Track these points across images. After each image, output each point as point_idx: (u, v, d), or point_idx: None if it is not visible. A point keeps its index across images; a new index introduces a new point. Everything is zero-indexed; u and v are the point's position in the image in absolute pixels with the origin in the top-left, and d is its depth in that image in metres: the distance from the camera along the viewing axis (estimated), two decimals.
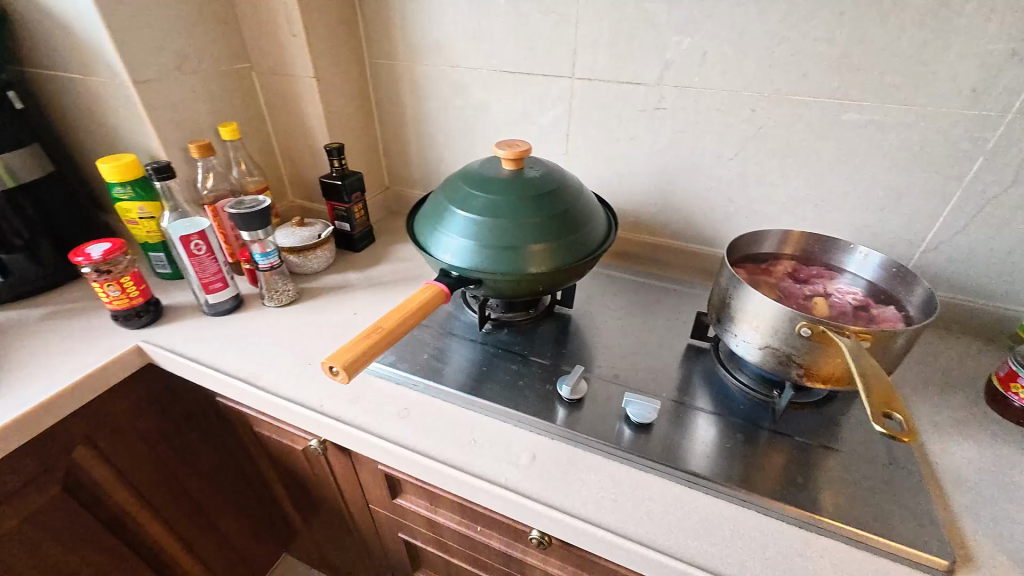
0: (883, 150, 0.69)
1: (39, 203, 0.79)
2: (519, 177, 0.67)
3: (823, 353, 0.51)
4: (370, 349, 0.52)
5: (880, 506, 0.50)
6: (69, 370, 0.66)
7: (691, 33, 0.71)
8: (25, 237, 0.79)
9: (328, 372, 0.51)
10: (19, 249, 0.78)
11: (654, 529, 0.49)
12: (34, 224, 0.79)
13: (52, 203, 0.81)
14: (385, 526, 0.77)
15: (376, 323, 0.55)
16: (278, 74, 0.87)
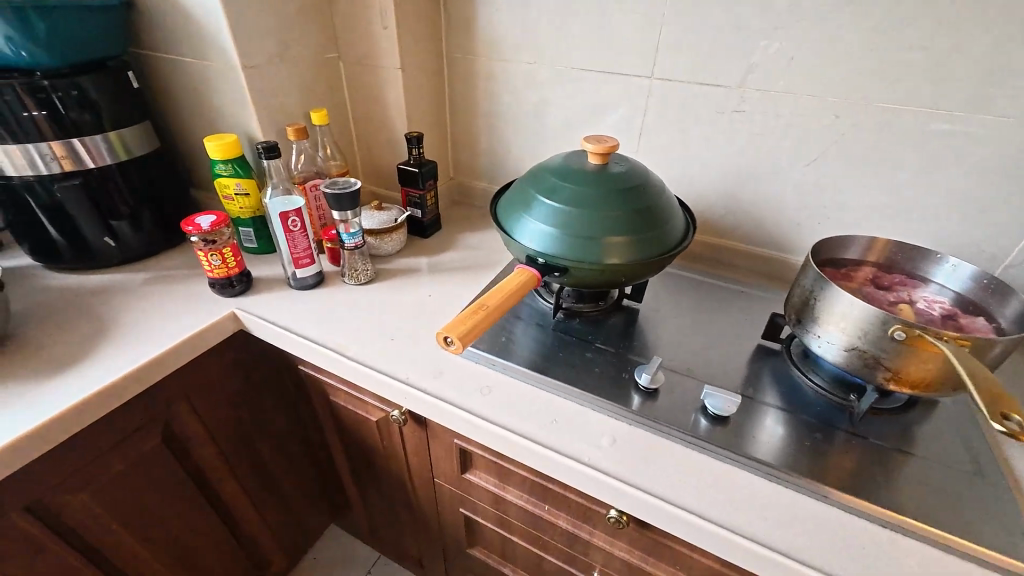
0: (974, 161, 0.68)
1: (144, 175, 0.86)
2: (604, 172, 0.68)
3: (914, 357, 0.52)
4: (478, 322, 0.58)
5: (967, 514, 0.51)
6: (176, 330, 0.72)
7: (779, 37, 0.72)
8: (130, 206, 0.85)
9: (442, 342, 0.57)
10: (125, 216, 0.84)
11: (738, 516, 0.51)
12: (140, 194, 0.86)
13: (156, 177, 0.88)
14: (447, 500, 0.81)
15: (481, 300, 0.60)
16: (365, 63, 0.92)
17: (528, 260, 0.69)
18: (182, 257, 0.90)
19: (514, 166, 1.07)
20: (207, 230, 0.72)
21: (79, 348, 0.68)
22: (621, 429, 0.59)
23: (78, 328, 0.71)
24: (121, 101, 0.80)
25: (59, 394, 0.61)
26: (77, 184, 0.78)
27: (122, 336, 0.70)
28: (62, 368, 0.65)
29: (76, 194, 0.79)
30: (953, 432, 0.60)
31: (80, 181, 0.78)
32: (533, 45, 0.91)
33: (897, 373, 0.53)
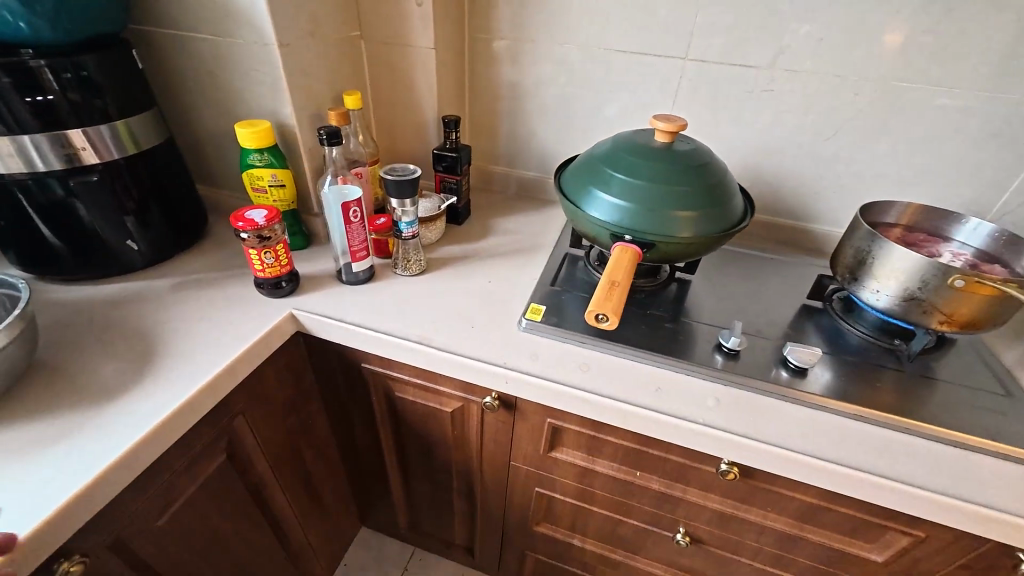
0: (968, 132, 0.79)
1: (153, 168, 0.75)
2: (671, 149, 0.71)
3: (966, 301, 0.62)
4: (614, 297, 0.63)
5: (1011, 428, 0.61)
6: (238, 336, 0.66)
7: (809, 20, 0.78)
8: (138, 202, 0.74)
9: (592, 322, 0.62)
10: (135, 215, 0.74)
11: (840, 452, 0.58)
12: (150, 189, 0.75)
13: (167, 171, 0.78)
14: (521, 482, 0.82)
15: (610, 277, 0.65)
16: (391, 43, 0.87)
17: (614, 238, 0.72)
18: (205, 258, 0.82)
19: (537, 149, 1.07)
20: (264, 226, 0.66)
21: (131, 367, 0.60)
22: (716, 388, 0.64)
23: (119, 346, 0.63)
24: (128, 85, 0.70)
25: (131, 419, 0.54)
26: (81, 181, 0.68)
27: (177, 349, 0.63)
28: (121, 390, 0.57)
29: (84, 192, 0.68)
30: (975, 364, 0.71)
31: (93, 177, 0.68)
32: (564, 26, 0.91)
33: (948, 314, 0.64)
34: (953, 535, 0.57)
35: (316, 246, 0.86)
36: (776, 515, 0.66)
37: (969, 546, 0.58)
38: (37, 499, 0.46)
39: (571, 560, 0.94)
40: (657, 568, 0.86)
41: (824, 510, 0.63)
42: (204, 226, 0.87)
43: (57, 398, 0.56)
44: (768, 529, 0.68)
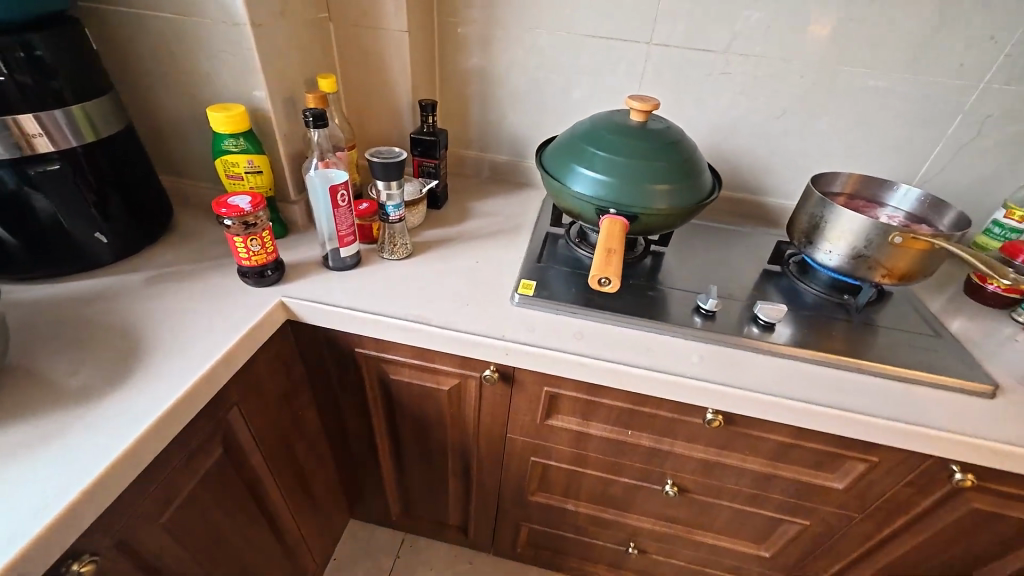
0: (894, 110, 0.90)
1: (115, 158, 0.70)
2: (645, 127, 0.76)
3: (901, 255, 0.72)
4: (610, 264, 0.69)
5: (942, 362, 0.71)
6: (230, 326, 0.64)
7: (761, 8, 0.85)
8: (99, 196, 0.68)
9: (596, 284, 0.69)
10: (97, 209, 0.69)
11: (809, 392, 0.65)
12: (113, 178, 0.70)
13: (131, 160, 0.73)
14: (517, 453, 0.86)
15: (606, 244, 0.70)
16: (362, 26, 0.85)
17: (600, 213, 0.76)
18: (177, 251, 0.78)
19: (509, 134, 1.09)
20: (250, 213, 0.64)
21: (118, 363, 0.57)
22: (698, 346, 0.70)
23: (99, 344, 0.60)
24: (83, 67, 0.65)
25: (130, 414, 0.52)
26: (38, 171, 0.62)
27: (165, 343, 0.61)
28: (110, 387, 0.55)
29: (43, 182, 0.63)
30: (908, 312, 0.82)
31: (54, 165, 0.63)
32: (534, 11, 0.94)
33: (889, 268, 0.73)
34: (901, 456, 0.67)
35: (296, 234, 0.84)
36: (754, 457, 0.74)
37: (914, 465, 0.67)
38: (40, 500, 0.44)
39: (564, 525, 0.99)
40: (645, 522, 0.93)
41: (795, 446, 0.71)
42: (171, 218, 0.83)
43: (39, 399, 0.52)
44: (746, 471, 0.76)
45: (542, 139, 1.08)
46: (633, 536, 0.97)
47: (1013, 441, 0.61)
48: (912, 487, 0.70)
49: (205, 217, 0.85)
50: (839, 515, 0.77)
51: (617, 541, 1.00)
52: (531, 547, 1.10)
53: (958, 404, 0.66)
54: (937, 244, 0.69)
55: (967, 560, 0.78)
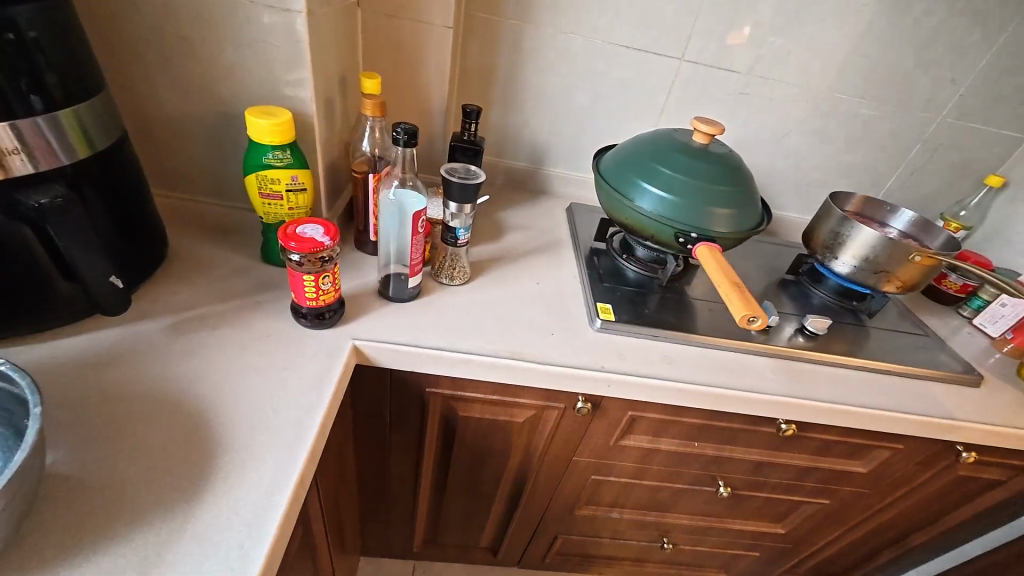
0: (875, 136, 1.03)
1: (112, 176, 0.53)
2: (708, 150, 0.78)
3: (915, 270, 0.83)
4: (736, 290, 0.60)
5: (940, 358, 0.85)
6: (310, 385, 0.53)
7: (783, 36, 0.91)
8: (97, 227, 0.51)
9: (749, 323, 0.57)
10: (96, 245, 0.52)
11: (863, 396, 0.73)
12: (111, 202, 0.53)
13: (127, 175, 0.56)
14: (577, 473, 0.85)
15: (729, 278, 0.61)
16: (399, 16, 0.74)
17: (679, 236, 0.76)
18: (190, 286, 0.63)
19: (529, 139, 1.05)
20: (327, 247, 0.53)
21: (189, 452, 0.45)
22: (765, 359, 0.75)
23: (149, 427, 0.47)
24: (76, 56, 0.48)
25: (243, 520, 0.41)
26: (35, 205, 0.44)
27: (240, 416, 0.49)
28: (195, 486, 0.43)
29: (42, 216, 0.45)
30: (896, 314, 0.96)
31: (64, 186, 0.47)
32: (570, 15, 0.90)
33: (901, 279, 0.84)
34: (919, 442, 0.79)
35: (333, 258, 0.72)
36: (801, 454, 0.82)
37: (927, 448, 0.80)
38: None
39: (602, 531, 1.01)
40: (682, 519, 0.98)
41: (837, 443, 0.79)
42: (168, 242, 0.66)
43: (104, 516, 0.40)
44: (791, 466, 0.84)
45: (562, 147, 1.06)
46: (666, 533, 1.02)
47: (1004, 422, 0.75)
48: (919, 464, 0.83)
49: (209, 240, 0.70)
50: (855, 493, 0.89)
51: (649, 538, 1.04)
52: (559, 555, 1.10)
53: (960, 395, 0.79)
54: (942, 261, 0.81)
55: (937, 514, 0.95)
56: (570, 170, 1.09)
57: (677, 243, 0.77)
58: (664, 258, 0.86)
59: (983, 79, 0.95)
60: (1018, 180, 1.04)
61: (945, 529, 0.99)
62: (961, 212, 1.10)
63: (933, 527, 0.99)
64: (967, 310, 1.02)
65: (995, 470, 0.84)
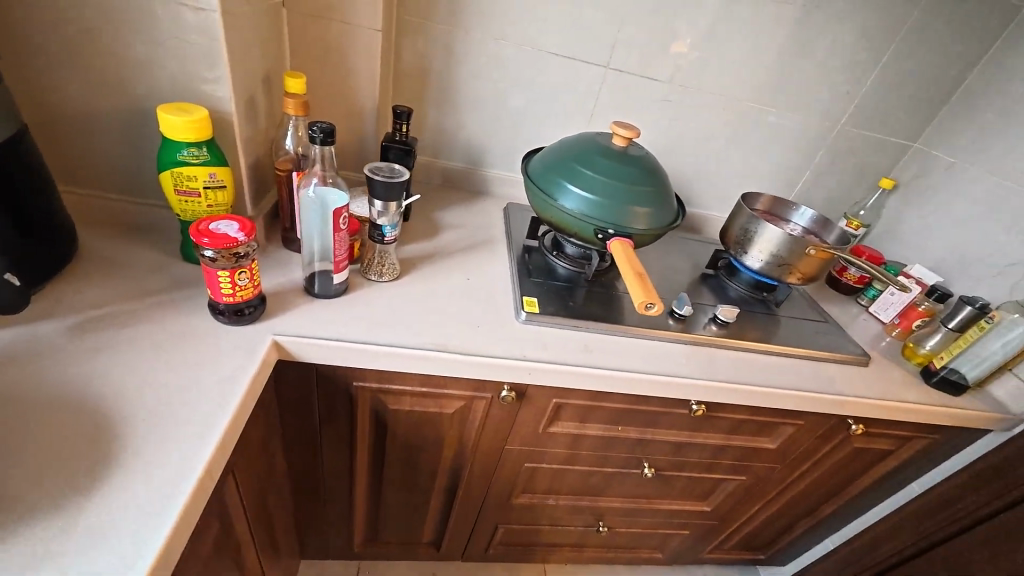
0: (785, 141, 1.12)
1: (9, 171, 0.52)
2: (627, 152, 0.83)
3: (810, 261, 0.92)
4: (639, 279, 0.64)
5: (835, 340, 0.94)
6: (224, 378, 0.54)
7: (698, 49, 0.98)
8: None
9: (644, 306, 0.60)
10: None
11: (764, 376, 0.81)
12: (8, 197, 0.52)
13: (28, 171, 0.55)
14: (510, 461, 0.88)
15: (633, 267, 0.65)
16: (325, 18, 0.76)
17: (598, 233, 0.80)
18: (102, 285, 0.61)
19: (464, 141, 1.08)
20: (242, 243, 0.54)
21: (84, 452, 0.44)
22: (679, 346, 0.81)
23: (41, 430, 0.45)
24: None
25: (141, 512, 0.41)
26: None
27: (144, 414, 0.48)
28: (94, 480, 0.43)
29: None
30: (803, 303, 1.05)
31: None
32: (499, 21, 0.93)
33: (800, 271, 0.93)
34: (817, 417, 0.87)
35: (258, 256, 0.73)
36: (715, 433, 0.89)
37: (824, 422, 0.88)
38: None
39: (540, 518, 1.05)
40: (615, 502, 1.03)
41: (746, 422, 0.87)
42: (77, 242, 0.64)
43: None
44: (708, 445, 0.91)
45: (497, 148, 1.09)
46: (601, 516, 1.07)
47: (886, 396, 0.85)
48: (819, 439, 0.92)
49: (123, 238, 0.68)
50: (767, 468, 0.98)
51: (586, 523, 1.09)
52: (502, 545, 1.14)
53: (851, 374, 0.88)
54: (834, 254, 0.90)
55: (841, 484, 1.05)
56: (506, 171, 1.13)
57: (599, 240, 0.81)
58: (589, 253, 0.91)
59: (874, 91, 1.06)
60: (906, 183, 1.16)
61: (849, 498, 1.09)
62: (861, 212, 1.22)
63: (838, 497, 1.09)
64: (864, 300, 1.12)
65: (883, 440, 0.95)
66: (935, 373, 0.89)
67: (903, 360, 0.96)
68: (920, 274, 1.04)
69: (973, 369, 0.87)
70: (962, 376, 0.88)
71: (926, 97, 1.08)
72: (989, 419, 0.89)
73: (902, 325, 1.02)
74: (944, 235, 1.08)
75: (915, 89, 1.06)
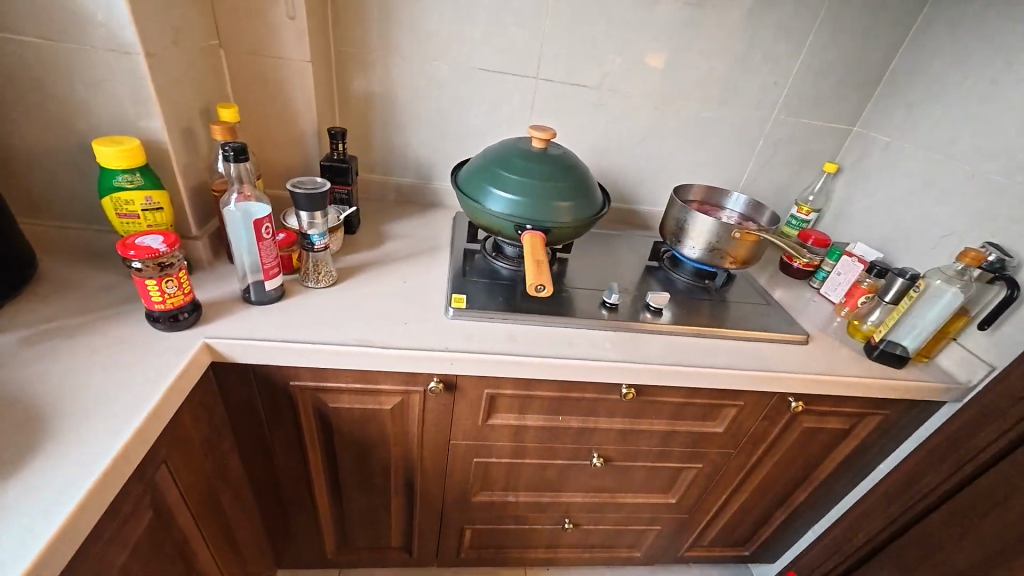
0: (723, 134, 1.16)
1: None
2: (546, 153, 0.88)
3: (739, 245, 0.94)
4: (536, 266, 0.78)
5: (775, 320, 0.95)
6: (152, 376, 0.60)
7: (621, 54, 1.04)
8: None
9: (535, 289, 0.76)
10: None
11: (693, 357, 0.83)
12: None
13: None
14: (459, 457, 0.91)
15: (535, 255, 0.79)
16: (259, 55, 0.85)
17: (519, 229, 0.85)
18: (56, 302, 0.68)
19: (413, 157, 1.14)
20: (164, 253, 0.60)
21: (16, 441, 0.50)
22: (608, 333, 0.84)
23: None
24: None
25: (54, 489, 0.46)
26: None
27: (74, 407, 0.54)
28: (20, 464, 0.48)
29: None
30: (747, 288, 1.06)
31: None
32: (430, 45, 1.01)
33: (733, 256, 0.96)
34: (757, 397, 0.88)
35: (204, 271, 0.79)
36: (659, 420, 0.90)
37: (766, 402, 0.89)
38: None
39: (505, 517, 1.07)
40: (576, 497, 1.04)
41: (687, 405, 0.88)
42: (37, 267, 0.72)
43: None
44: (654, 432, 0.91)
45: (445, 162, 1.16)
46: (566, 513, 1.08)
47: (822, 371, 0.85)
48: (766, 420, 0.92)
49: (80, 262, 0.76)
50: (722, 454, 0.98)
51: (553, 521, 1.10)
52: (474, 548, 1.15)
53: (787, 352, 0.89)
54: (760, 236, 0.92)
55: (805, 469, 1.04)
56: None
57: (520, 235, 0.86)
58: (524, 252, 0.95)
59: (801, 79, 1.10)
60: (850, 165, 1.18)
61: (819, 484, 1.08)
62: (810, 197, 1.24)
63: (808, 483, 1.07)
64: (816, 282, 1.13)
65: (835, 419, 0.94)
66: (874, 348, 0.89)
67: (849, 337, 0.96)
68: (863, 251, 1.07)
69: (915, 341, 0.86)
70: (904, 348, 0.87)
71: (855, 81, 1.11)
72: (935, 389, 0.88)
73: (849, 304, 1.02)
74: (887, 212, 1.08)
75: (842, 74, 1.10)
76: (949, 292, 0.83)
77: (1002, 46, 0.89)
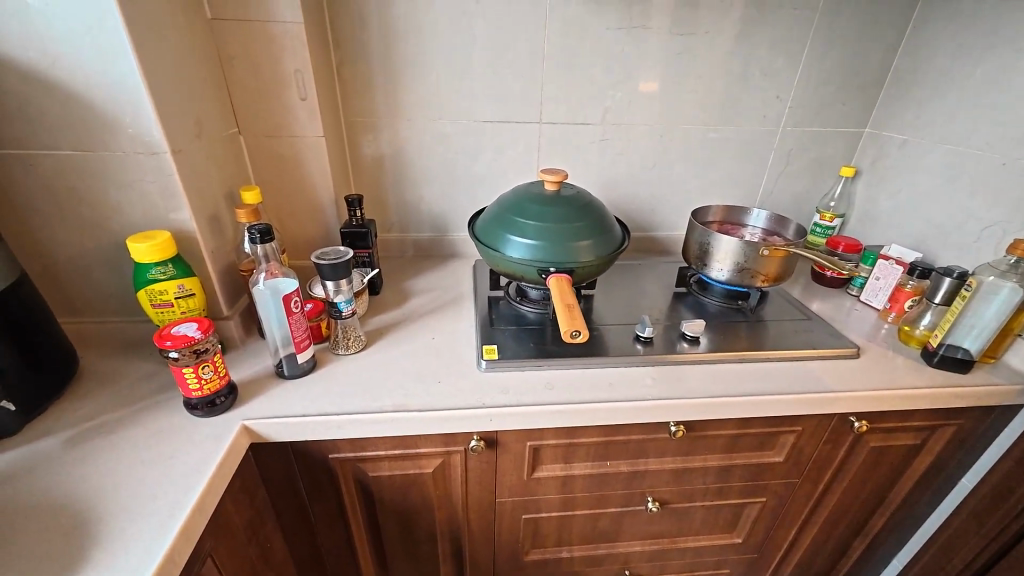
0: (731, 152, 1.16)
1: (29, 309, 0.63)
2: (560, 194, 0.88)
3: (767, 262, 0.91)
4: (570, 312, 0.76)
5: (817, 335, 0.91)
6: (193, 466, 0.59)
7: (619, 89, 1.06)
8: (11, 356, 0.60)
9: (570, 335, 0.74)
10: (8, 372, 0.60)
11: (739, 384, 0.79)
12: (30, 334, 0.63)
13: (42, 309, 0.65)
14: (507, 515, 0.86)
15: (564, 300, 0.78)
16: (276, 136, 0.89)
17: (543, 273, 0.84)
18: (97, 398, 0.69)
19: (429, 211, 1.17)
20: (200, 340, 0.61)
21: (62, 552, 0.49)
22: (647, 368, 0.81)
23: (25, 535, 0.51)
24: None
25: None
26: None
27: (119, 508, 0.54)
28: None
29: None
30: (783, 304, 1.03)
31: None
32: (434, 105, 1.05)
33: (765, 273, 0.92)
34: (816, 421, 0.82)
35: (237, 350, 0.80)
36: (712, 455, 0.85)
37: (826, 424, 0.83)
38: None
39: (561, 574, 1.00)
40: (634, 546, 0.98)
41: (742, 436, 0.83)
42: (79, 363, 0.73)
43: None
44: (710, 469, 0.86)
45: (459, 212, 1.18)
46: (626, 564, 1.01)
47: (882, 385, 0.80)
48: (829, 443, 0.86)
49: (118, 353, 0.77)
50: (786, 485, 0.91)
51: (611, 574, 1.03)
52: None
53: (840, 369, 0.84)
54: (791, 252, 0.89)
55: (879, 492, 0.96)
56: None
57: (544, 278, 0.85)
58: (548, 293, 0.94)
59: (803, 90, 1.10)
60: (867, 167, 1.16)
61: (898, 507, 0.99)
62: (831, 203, 1.21)
63: (885, 507, 0.99)
64: (853, 289, 1.08)
65: (905, 433, 0.87)
66: (934, 354, 0.84)
67: (902, 345, 0.91)
68: (899, 253, 1.02)
69: (976, 343, 0.81)
70: (966, 351, 0.82)
71: (858, 86, 1.10)
72: (1009, 392, 0.82)
73: (895, 309, 0.97)
74: (916, 210, 1.05)
75: (843, 79, 1.09)
76: (1005, 288, 0.77)
77: (1006, 34, 0.88)
